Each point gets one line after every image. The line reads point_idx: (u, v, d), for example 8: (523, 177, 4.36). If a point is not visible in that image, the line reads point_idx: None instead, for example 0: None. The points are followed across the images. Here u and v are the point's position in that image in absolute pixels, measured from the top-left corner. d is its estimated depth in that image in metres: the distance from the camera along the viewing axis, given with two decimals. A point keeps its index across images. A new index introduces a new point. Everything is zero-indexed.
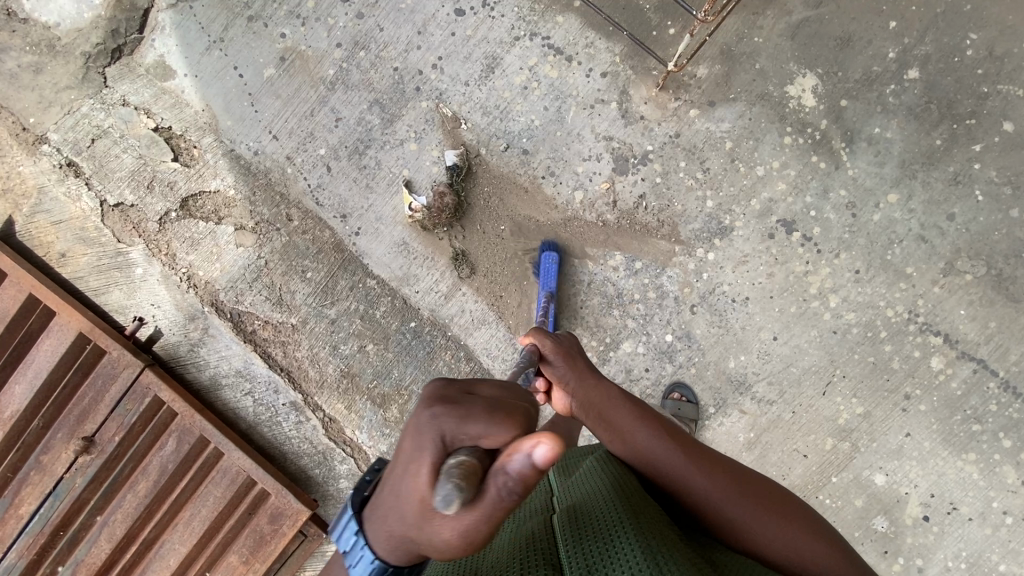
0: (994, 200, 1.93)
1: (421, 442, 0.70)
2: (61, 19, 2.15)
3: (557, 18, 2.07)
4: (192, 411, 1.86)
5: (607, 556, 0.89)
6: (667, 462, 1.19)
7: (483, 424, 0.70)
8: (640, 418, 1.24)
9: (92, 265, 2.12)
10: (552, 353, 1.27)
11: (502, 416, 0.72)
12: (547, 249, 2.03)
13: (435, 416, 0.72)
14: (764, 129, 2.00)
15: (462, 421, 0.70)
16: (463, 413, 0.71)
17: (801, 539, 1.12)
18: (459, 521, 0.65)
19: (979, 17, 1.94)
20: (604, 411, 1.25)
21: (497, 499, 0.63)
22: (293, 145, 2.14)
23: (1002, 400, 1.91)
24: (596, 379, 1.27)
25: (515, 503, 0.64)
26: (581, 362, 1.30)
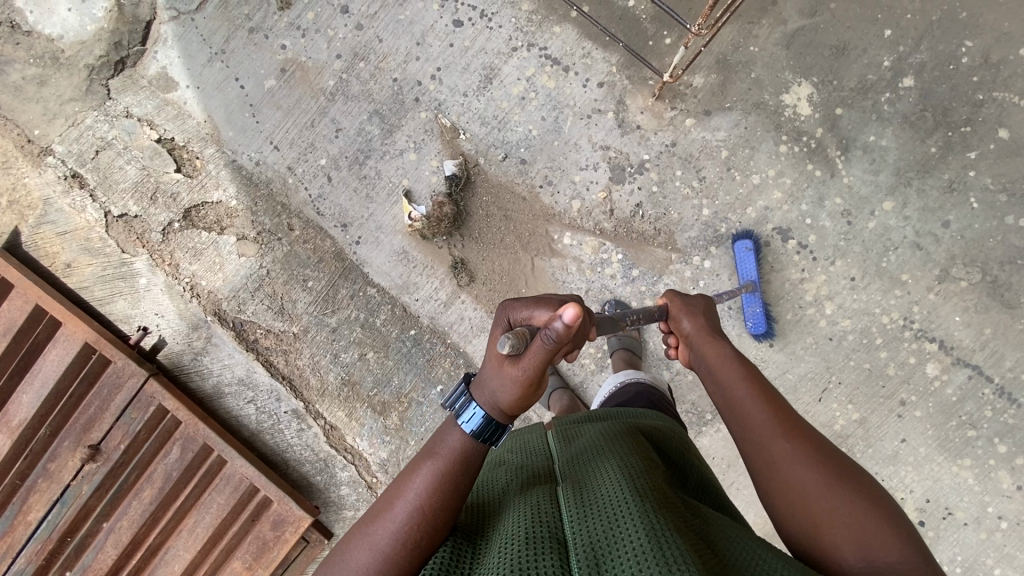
0: (989, 207, 1.94)
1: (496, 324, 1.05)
2: (65, 32, 2.19)
3: (554, 28, 2.09)
4: (196, 419, 1.89)
5: (611, 531, 0.88)
6: (755, 425, 1.13)
7: (533, 308, 1.03)
8: (745, 376, 1.20)
9: (96, 275, 2.15)
10: (677, 308, 1.37)
11: (546, 305, 1.03)
12: (743, 238, 1.99)
13: (505, 307, 1.07)
14: (760, 138, 2.01)
15: (520, 307, 1.05)
16: (521, 303, 1.06)
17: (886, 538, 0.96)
18: (518, 364, 0.95)
19: (975, 25, 1.95)
20: (711, 365, 1.26)
21: (540, 342, 0.91)
22: (294, 155, 2.17)
23: (997, 406, 1.93)
24: (714, 338, 1.30)
25: (553, 347, 0.91)
26: (706, 321, 1.35)
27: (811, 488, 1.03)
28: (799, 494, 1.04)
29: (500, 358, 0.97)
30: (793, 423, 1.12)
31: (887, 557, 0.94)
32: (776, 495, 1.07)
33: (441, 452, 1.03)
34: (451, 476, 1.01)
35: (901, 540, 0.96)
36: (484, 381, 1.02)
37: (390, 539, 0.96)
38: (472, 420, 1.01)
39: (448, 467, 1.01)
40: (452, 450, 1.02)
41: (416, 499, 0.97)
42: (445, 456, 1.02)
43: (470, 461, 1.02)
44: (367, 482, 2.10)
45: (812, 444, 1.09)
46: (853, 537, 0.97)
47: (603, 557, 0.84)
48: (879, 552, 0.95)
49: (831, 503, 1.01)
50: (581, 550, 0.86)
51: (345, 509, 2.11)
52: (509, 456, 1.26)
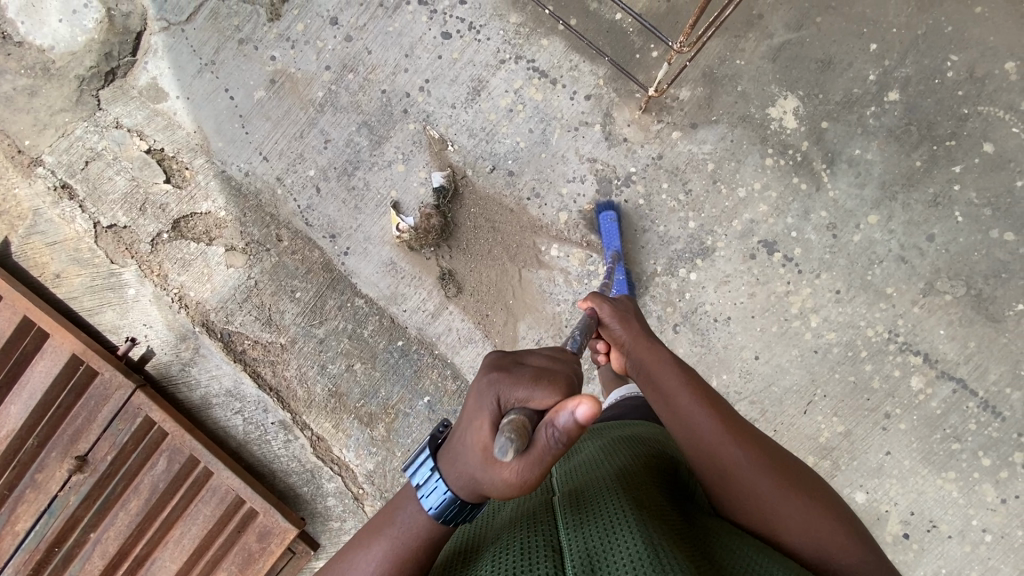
0: (973, 221, 1.95)
1: (480, 403, 0.82)
2: (56, 43, 2.20)
3: (542, 41, 2.10)
4: (183, 431, 1.90)
5: (607, 539, 0.89)
6: (706, 435, 1.14)
7: (532, 390, 0.80)
8: (688, 384, 1.20)
9: (85, 285, 2.16)
10: (608, 316, 1.37)
11: (546, 385, 0.81)
12: (605, 209, 2.05)
13: (491, 382, 0.83)
14: (746, 151, 2.02)
15: (514, 385, 0.81)
16: (514, 379, 0.82)
17: (831, 531, 1.05)
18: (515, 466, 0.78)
19: (960, 39, 1.96)
20: (652, 374, 1.25)
21: (547, 447, 0.73)
22: (283, 166, 2.18)
23: (981, 419, 1.93)
24: (651, 344, 1.30)
25: (562, 454, 0.74)
26: (638, 326, 1.37)
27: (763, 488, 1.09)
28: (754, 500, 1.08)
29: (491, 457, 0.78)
30: (738, 427, 1.15)
31: (832, 547, 1.04)
32: (732, 501, 1.11)
33: (400, 535, 0.97)
34: (404, 566, 0.96)
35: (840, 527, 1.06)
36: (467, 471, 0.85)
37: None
38: (438, 504, 0.93)
39: (403, 556, 0.95)
40: (411, 538, 0.96)
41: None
42: (403, 541, 0.96)
43: (430, 540, 0.97)
44: (354, 493, 2.11)
45: (757, 445, 1.14)
46: (805, 532, 1.05)
47: (598, 563, 0.85)
48: (827, 541, 1.04)
49: (782, 506, 1.07)
50: (576, 558, 0.86)
51: (331, 520, 2.11)
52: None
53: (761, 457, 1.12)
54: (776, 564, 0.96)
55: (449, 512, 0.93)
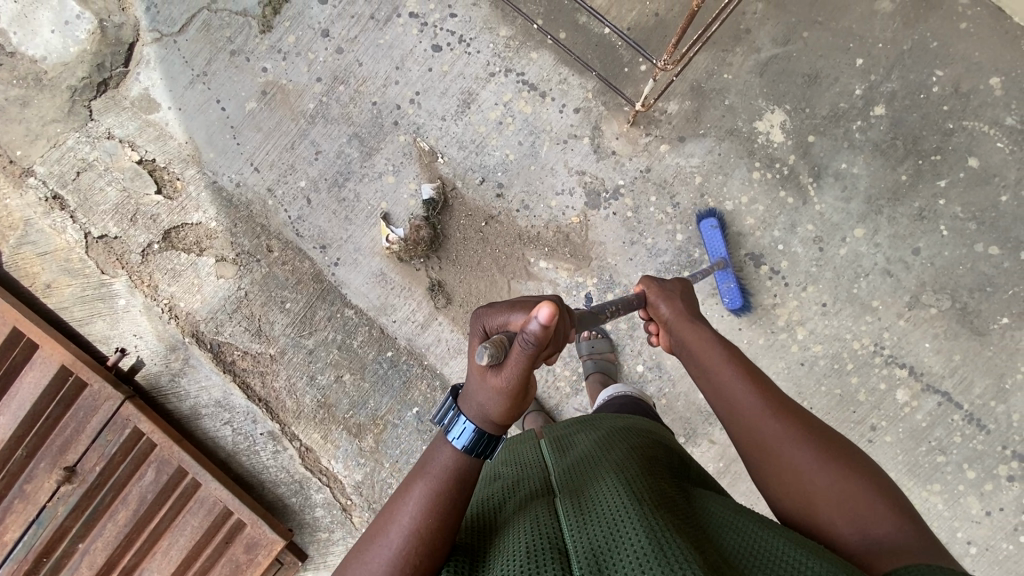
0: (958, 235, 1.96)
1: (472, 333, 1.01)
2: (48, 54, 2.21)
3: (531, 55, 2.12)
4: (171, 442, 1.91)
5: (611, 536, 0.90)
6: (747, 411, 1.17)
7: (509, 313, 0.97)
8: (731, 362, 1.23)
9: (76, 296, 2.17)
10: (654, 294, 1.39)
11: (521, 308, 0.98)
12: (705, 217, 2.01)
13: (479, 317, 1.03)
14: (733, 164, 2.03)
15: (494, 313, 1.00)
16: (495, 310, 1.01)
17: (881, 516, 1.01)
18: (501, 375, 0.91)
19: (945, 55, 1.98)
20: (695, 351, 1.29)
21: (517, 349, 0.86)
22: (274, 177, 2.19)
23: (966, 432, 1.95)
24: (694, 323, 1.32)
25: (533, 352, 0.86)
26: (682, 304, 1.37)
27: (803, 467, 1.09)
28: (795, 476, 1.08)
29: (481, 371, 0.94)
30: (783, 405, 1.16)
31: (880, 530, 0.99)
32: (773, 479, 1.11)
33: (433, 472, 1.03)
34: (440, 499, 1.00)
35: (891, 511, 1.01)
36: (470, 396, 0.99)
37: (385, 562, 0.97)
38: (462, 436, 1.01)
39: (439, 489, 1.00)
40: (444, 470, 1.02)
41: (407, 525, 0.97)
42: (436, 476, 1.02)
43: (462, 477, 1.02)
44: (342, 504, 2.11)
45: (802, 424, 1.14)
46: (848, 514, 1.02)
47: (604, 561, 0.86)
48: (872, 524, 1.00)
49: (820, 481, 1.06)
50: (581, 557, 0.87)
51: (320, 530, 2.12)
52: (503, 471, 1.26)
53: (805, 436, 1.11)
54: (779, 539, 0.96)
55: (474, 445, 1.01)
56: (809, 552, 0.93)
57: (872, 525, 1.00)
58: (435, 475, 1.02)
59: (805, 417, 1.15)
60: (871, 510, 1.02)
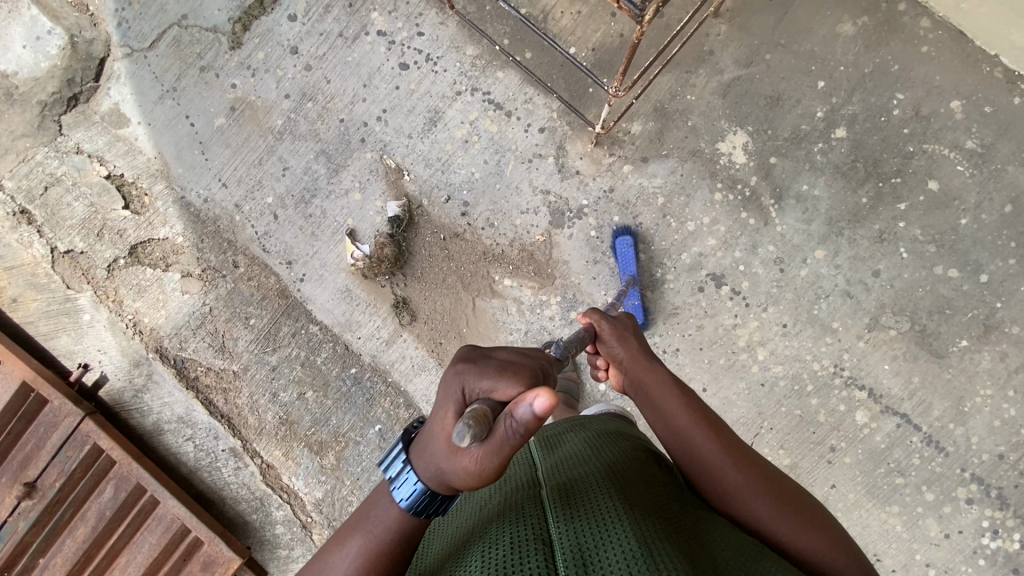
0: (919, 257, 1.97)
1: (447, 394, 0.90)
2: (19, 68, 2.23)
3: (497, 74, 2.13)
4: (130, 459, 1.93)
5: (599, 535, 0.90)
6: (698, 450, 1.19)
7: (494, 380, 0.88)
8: (682, 402, 1.25)
9: (41, 310, 2.18)
10: (606, 333, 1.34)
11: (510, 376, 0.89)
12: (621, 234, 2.04)
13: (458, 373, 0.91)
14: (695, 185, 2.05)
15: (479, 376, 0.89)
16: (479, 370, 0.90)
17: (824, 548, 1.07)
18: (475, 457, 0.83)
19: (907, 78, 1.99)
20: (649, 392, 1.28)
21: (505, 436, 0.80)
22: (241, 193, 2.20)
23: (924, 454, 1.96)
24: (649, 363, 1.30)
25: (519, 440, 0.80)
26: (634, 342, 1.34)
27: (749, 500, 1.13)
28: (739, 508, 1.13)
29: (454, 443, 0.85)
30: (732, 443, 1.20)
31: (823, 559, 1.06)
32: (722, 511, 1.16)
33: (373, 528, 1.03)
34: (377, 557, 1.02)
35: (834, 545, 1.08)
36: (432, 460, 0.91)
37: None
38: (410, 496, 0.98)
39: (376, 550, 1.02)
40: (383, 529, 1.03)
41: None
42: (376, 534, 1.03)
43: (401, 537, 1.03)
44: (303, 521, 2.12)
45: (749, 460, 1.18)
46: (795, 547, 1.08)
47: (591, 560, 0.86)
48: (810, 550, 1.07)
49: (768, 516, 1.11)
50: (568, 554, 0.87)
51: (280, 547, 2.13)
52: None
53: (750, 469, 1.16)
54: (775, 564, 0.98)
55: (422, 505, 0.99)
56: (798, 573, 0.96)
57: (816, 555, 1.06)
58: (375, 532, 1.03)
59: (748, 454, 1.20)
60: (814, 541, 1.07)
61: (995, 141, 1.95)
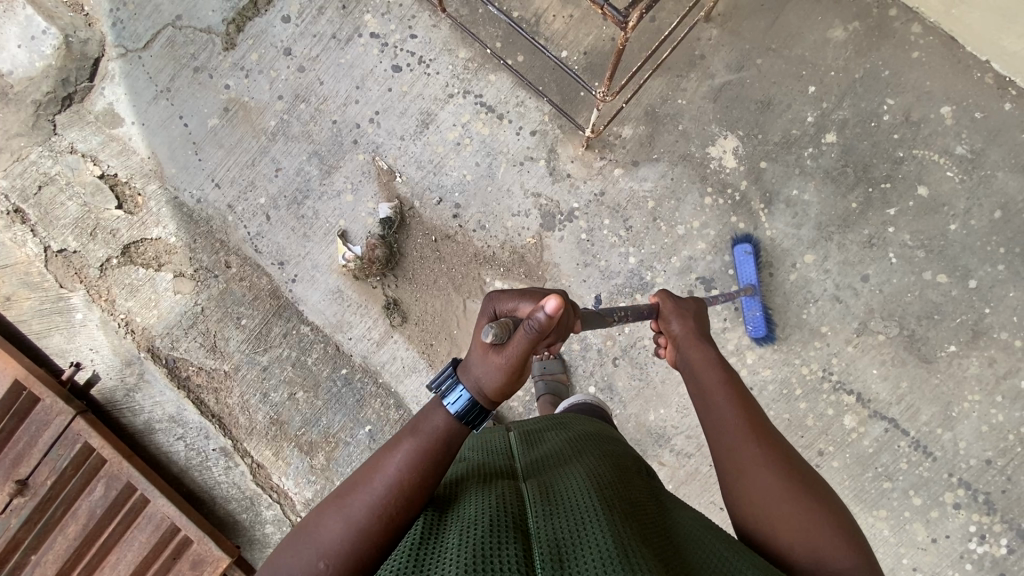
0: (908, 262, 1.98)
1: (480, 313, 1.05)
2: (14, 68, 2.24)
3: (489, 77, 2.14)
4: (121, 458, 1.94)
5: (576, 530, 0.89)
6: (729, 431, 1.14)
7: (517, 300, 1.02)
8: (729, 386, 1.20)
9: (34, 309, 2.19)
10: (668, 309, 1.34)
11: (531, 297, 1.02)
12: (742, 241, 2.01)
13: (490, 299, 1.06)
14: (685, 189, 2.05)
15: (506, 298, 1.04)
16: (506, 294, 1.05)
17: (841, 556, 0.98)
18: (504, 352, 0.95)
19: (897, 83, 1.99)
20: (696, 371, 1.25)
21: (522, 331, 0.91)
22: (234, 193, 2.21)
23: (912, 459, 1.96)
24: (701, 342, 1.28)
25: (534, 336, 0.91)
26: (695, 325, 1.33)
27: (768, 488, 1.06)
28: (763, 501, 1.06)
29: (484, 345, 0.97)
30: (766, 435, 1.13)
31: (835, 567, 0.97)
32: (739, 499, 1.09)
33: (426, 430, 1.03)
34: (427, 458, 1.01)
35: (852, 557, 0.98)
36: (466, 368, 1.02)
37: (364, 510, 0.97)
38: (457, 403, 1.01)
39: (428, 448, 1.01)
40: (437, 430, 1.02)
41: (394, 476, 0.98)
42: (428, 436, 1.02)
43: (450, 442, 1.03)
44: (292, 521, 2.13)
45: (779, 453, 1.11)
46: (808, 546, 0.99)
47: (566, 556, 0.84)
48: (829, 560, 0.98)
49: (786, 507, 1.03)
50: (544, 547, 0.86)
51: (270, 547, 2.14)
52: (470, 454, 1.24)
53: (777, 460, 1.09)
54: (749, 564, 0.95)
55: (466, 412, 1.01)
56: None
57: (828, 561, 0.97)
58: (427, 435, 1.03)
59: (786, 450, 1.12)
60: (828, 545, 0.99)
61: (985, 147, 1.96)
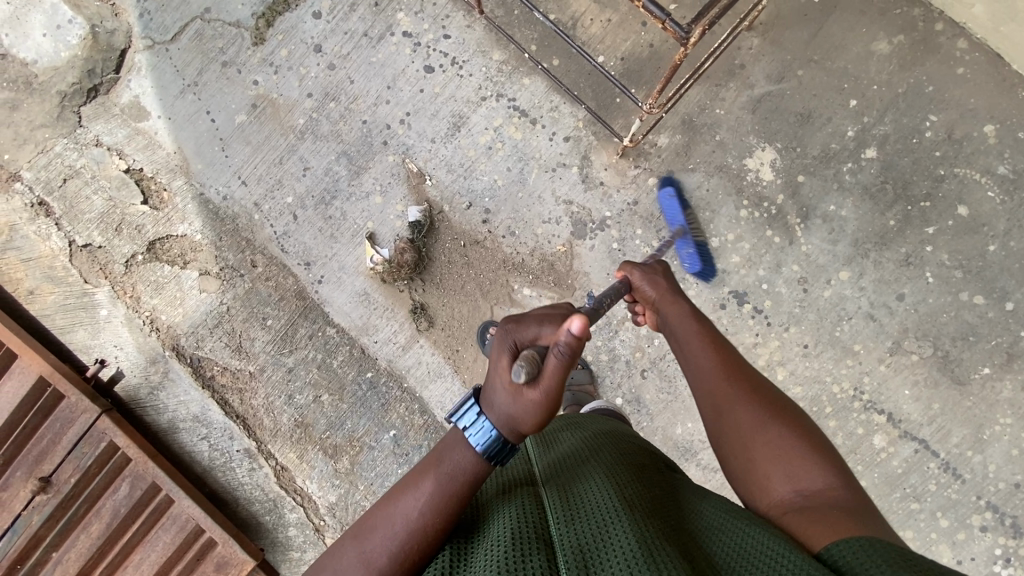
0: (944, 282, 1.95)
1: (499, 348, 1.01)
2: (39, 57, 2.20)
3: (523, 80, 2.10)
4: (146, 458, 1.93)
5: (599, 534, 0.88)
6: (706, 375, 1.23)
7: (537, 329, 1.01)
8: (702, 335, 1.28)
9: (58, 303, 2.17)
10: (635, 275, 1.44)
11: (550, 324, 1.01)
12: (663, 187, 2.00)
13: (506, 333, 1.03)
14: (720, 201, 2.02)
15: (524, 329, 1.02)
16: (521, 325, 1.03)
17: (819, 474, 1.03)
18: (537, 385, 0.92)
19: (941, 99, 1.95)
20: (673, 327, 1.34)
21: (556, 360, 0.89)
22: (261, 191, 2.18)
23: (941, 480, 1.95)
24: (673, 299, 1.37)
25: (568, 362, 0.90)
26: (665, 284, 1.41)
27: (748, 423, 1.13)
28: (742, 434, 1.13)
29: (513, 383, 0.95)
30: (741, 372, 1.22)
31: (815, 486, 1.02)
32: (723, 438, 1.16)
33: (448, 471, 1.00)
34: (451, 501, 0.98)
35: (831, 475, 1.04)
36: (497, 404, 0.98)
37: (385, 554, 0.96)
38: (484, 441, 0.99)
39: (450, 490, 0.99)
40: (460, 471, 1.00)
41: (416, 519, 0.96)
42: (451, 477, 1.00)
43: (474, 482, 1.00)
44: (315, 524, 2.13)
45: (754, 389, 1.19)
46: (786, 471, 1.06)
47: (592, 561, 0.83)
48: (810, 484, 1.03)
49: (764, 436, 1.11)
50: (569, 554, 0.84)
51: (292, 550, 2.14)
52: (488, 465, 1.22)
53: (753, 395, 1.17)
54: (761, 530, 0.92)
55: (496, 451, 1.00)
56: (787, 543, 0.89)
57: (806, 476, 1.04)
58: (452, 477, 1.00)
59: (762, 386, 1.20)
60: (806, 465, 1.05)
61: None
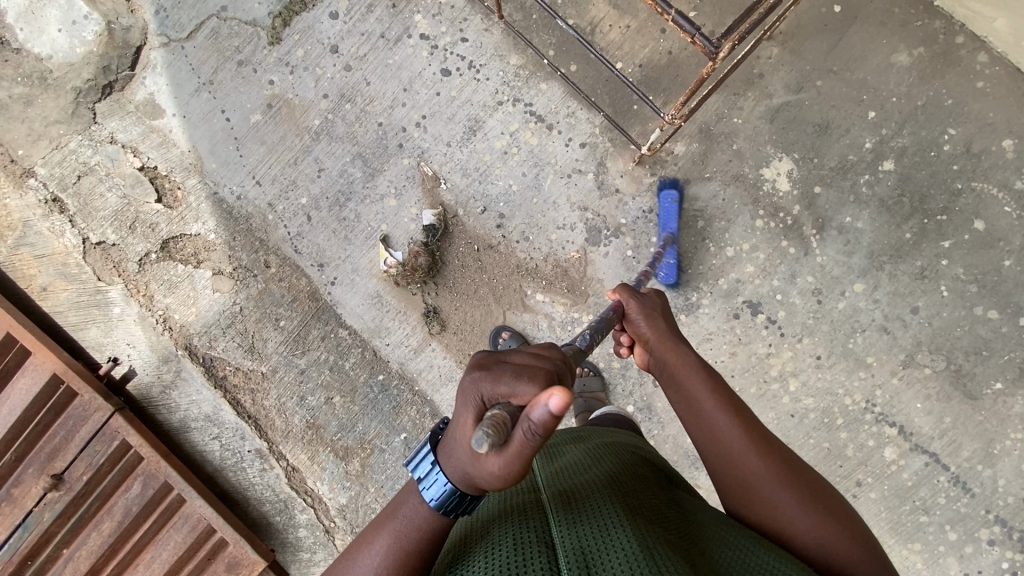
0: (959, 296, 1.95)
1: (466, 402, 0.83)
2: (54, 53, 2.19)
3: (540, 85, 2.10)
4: (158, 458, 1.94)
5: (600, 536, 0.88)
6: (726, 441, 1.12)
7: (513, 384, 0.80)
8: (717, 392, 1.17)
9: (71, 300, 2.18)
10: (634, 311, 1.30)
11: (529, 380, 0.80)
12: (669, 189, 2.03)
13: (474, 382, 0.84)
14: (736, 211, 2.02)
15: (496, 382, 0.81)
16: (495, 376, 0.83)
17: (851, 553, 1.02)
18: (498, 460, 0.75)
19: (960, 113, 1.95)
20: (679, 378, 1.21)
21: (523, 441, 0.71)
22: (275, 191, 2.18)
23: (951, 494, 1.95)
24: (676, 346, 1.24)
25: (539, 443, 0.71)
26: (664, 324, 1.29)
27: (775, 496, 1.07)
28: (771, 511, 1.07)
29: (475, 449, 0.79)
30: (761, 436, 1.13)
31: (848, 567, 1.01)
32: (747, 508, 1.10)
33: (401, 526, 1.00)
34: (403, 556, 0.98)
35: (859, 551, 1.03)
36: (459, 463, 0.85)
37: None
38: (437, 495, 0.94)
39: (404, 546, 0.98)
40: (414, 527, 0.99)
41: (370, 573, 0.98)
42: (406, 532, 0.99)
43: (429, 535, 0.99)
44: (325, 525, 2.14)
45: (776, 455, 1.11)
46: (822, 555, 1.02)
47: (593, 563, 0.83)
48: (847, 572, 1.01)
49: (795, 512, 1.05)
50: (569, 555, 0.85)
51: (302, 550, 2.15)
52: None
53: (777, 464, 1.10)
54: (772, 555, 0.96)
55: (450, 504, 0.95)
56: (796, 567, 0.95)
57: (840, 557, 1.02)
58: (405, 532, 0.99)
59: (783, 449, 1.13)
60: (839, 545, 1.03)
61: None
